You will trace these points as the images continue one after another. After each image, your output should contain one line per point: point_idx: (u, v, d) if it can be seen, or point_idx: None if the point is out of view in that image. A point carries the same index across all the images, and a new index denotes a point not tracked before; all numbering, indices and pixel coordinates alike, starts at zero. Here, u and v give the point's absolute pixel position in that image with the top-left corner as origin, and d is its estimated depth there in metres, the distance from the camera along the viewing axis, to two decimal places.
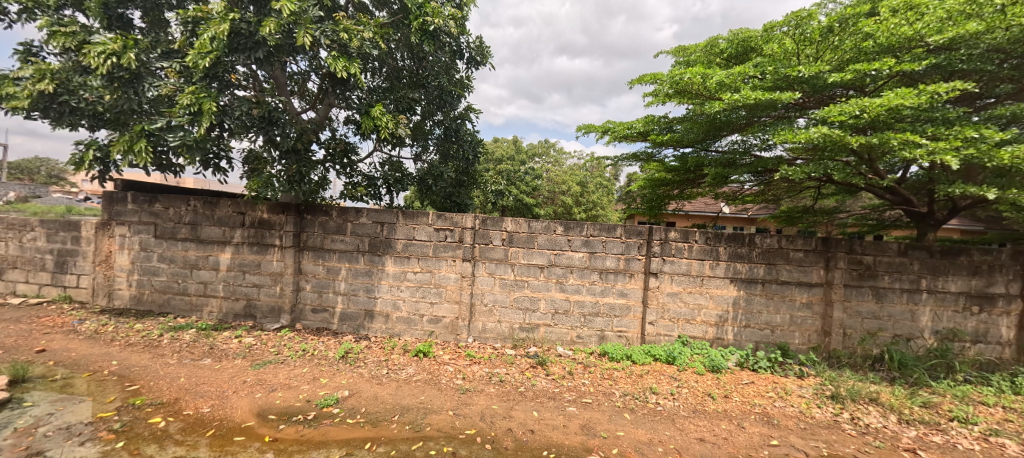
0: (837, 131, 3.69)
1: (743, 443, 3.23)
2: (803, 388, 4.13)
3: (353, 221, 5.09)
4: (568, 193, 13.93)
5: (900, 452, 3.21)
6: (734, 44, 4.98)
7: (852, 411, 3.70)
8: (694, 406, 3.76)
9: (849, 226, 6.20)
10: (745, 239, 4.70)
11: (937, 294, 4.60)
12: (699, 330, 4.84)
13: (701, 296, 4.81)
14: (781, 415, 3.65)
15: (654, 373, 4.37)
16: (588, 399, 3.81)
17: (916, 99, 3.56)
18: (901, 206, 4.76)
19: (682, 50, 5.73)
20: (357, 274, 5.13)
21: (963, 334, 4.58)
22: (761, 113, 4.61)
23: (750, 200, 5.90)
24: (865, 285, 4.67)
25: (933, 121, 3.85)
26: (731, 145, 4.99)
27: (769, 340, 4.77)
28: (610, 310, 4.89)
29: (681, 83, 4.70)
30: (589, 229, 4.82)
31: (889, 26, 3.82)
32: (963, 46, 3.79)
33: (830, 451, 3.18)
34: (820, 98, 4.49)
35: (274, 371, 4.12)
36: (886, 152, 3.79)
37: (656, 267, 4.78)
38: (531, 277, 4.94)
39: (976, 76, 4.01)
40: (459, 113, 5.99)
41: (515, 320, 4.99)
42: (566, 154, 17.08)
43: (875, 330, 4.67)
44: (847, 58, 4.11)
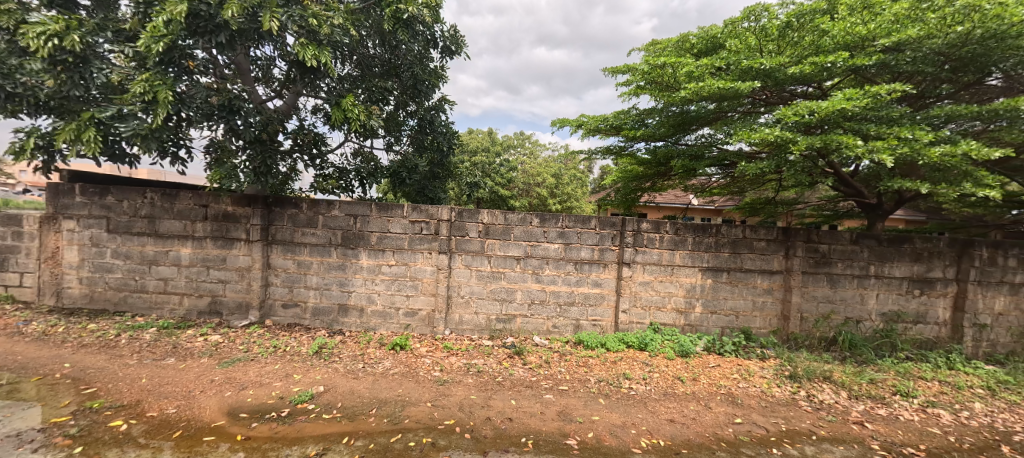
0: (787, 132, 3.95)
1: (710, 423, 3.40)
2: (765, 369, 4.39)
3: (324, 214, 4.96)
4: (543, 185, 14.16)
5: (849, 424, 3.47)
6: (703, 40, 5.21)
7: (808, 389, 3.97)
8: (665, 389, 3.93)
9: (806, 216, 6.58)
10: (712, 229, 4.91)
11: (884, 279, 4.95)
12: (669, 317, 5.02)
13: (671, 284, 4.99)
14: (745, 395, 3.87)
15: (628, 359, 4.51)
16: (564, 387, 3.91)
17: (862, 99, 3.78)
18: (852, 198, 5.10)
19: (654, 44, 5.91)
20: (330, 268, 5.02)
21: (906, 315, 4.96)
22: (728, 107, 4.79)
23: (717, 192, 6.18)
24: (820, 272, 4.97)
25: (879, 119, 4.09)
26: (699, 139, 5.22)
27: (733, 325, 5.02)
28: (584, 300, 4.99)
29: (654, 72, 4.93)
30: (563, 220, 4.90)
31: (845, 25, 4.01)
32: (908, 48, 4.04)
33: (788, 426, 3.41)
34: (781, 93, 4.75)
35: (244, 369, 4.00)
36: (833, 150, 4.01)
37: (629, 257, 4.91)
38: (507, 268, 4.97)
39: (921, 76, 4.34)
40: (434, 103, 5.91)
41: (491, 311, 5.02)
42: (541, 147, 17.33)
43: (828, 314, 4.98)
44: (805, 53, 4.32)
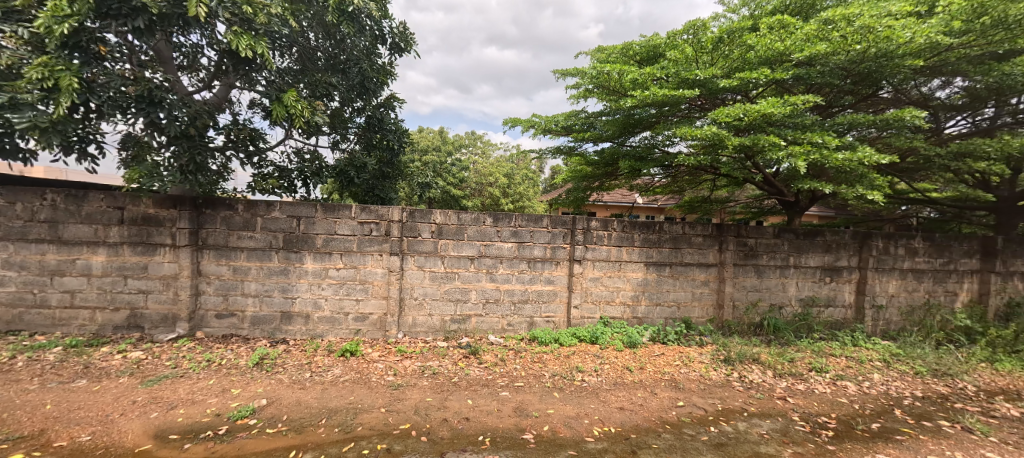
0: (722, 131, 4.26)
1: (656, 408, 3.62)
2: (703, 354, 4.74)
3: (263, 216, 4.65)
4: (495, 184, 14.23)
5: (774, 400, 3.85)
6: (645, 48, 5.54)
7: (740, 371, 4.34)
8: (615, 379, 4.13)
9: (737, 213, 7.18)
10: (655, 227, 5.22)
11: (802, 269, 5.53)
12: (618, 310, 5.26)
13: (619, 279, 5.23)
14: (686, 379, 4.16)
15: (580, 353, 4.68)
16: (519, 383, 3.98)
17: (782, 107, 4.18)
18: (775, 196, 5.65)
19: (600, 50, 6.17)
20: (271, 273, 4.72)
21: (819, 300, 5.58)
22: (669, 112, 5.12)
23: (660, 191, 6.58)
24: (749, 264, 5.44)
25: (796, 126, 4.55)
26: (642, 141, 5.51)
27: (675, 316, 5.37)
28: (538, 297, 5.10)
29: (601, 77, 5.20)
30: (516, 220, 4.97)
31: (767, 41, 4.42)
32: (819, 63, 4.53)
33: (723, 405, 3.72)
34: (714, 100, 5.15)
35: (173, 387, 3.65)
36: (760, 151, 4.42)
37: (580, 254, 5.09)
38: (461, 269, 4.95)
39: (830, 87, 4.90)
40: (382, 101, 5.74)
41: (446, 312, 4.97)
42: (492, 146, 17.39)
43: (756, 301, 5.48)
44: (735, 65, 4.72)
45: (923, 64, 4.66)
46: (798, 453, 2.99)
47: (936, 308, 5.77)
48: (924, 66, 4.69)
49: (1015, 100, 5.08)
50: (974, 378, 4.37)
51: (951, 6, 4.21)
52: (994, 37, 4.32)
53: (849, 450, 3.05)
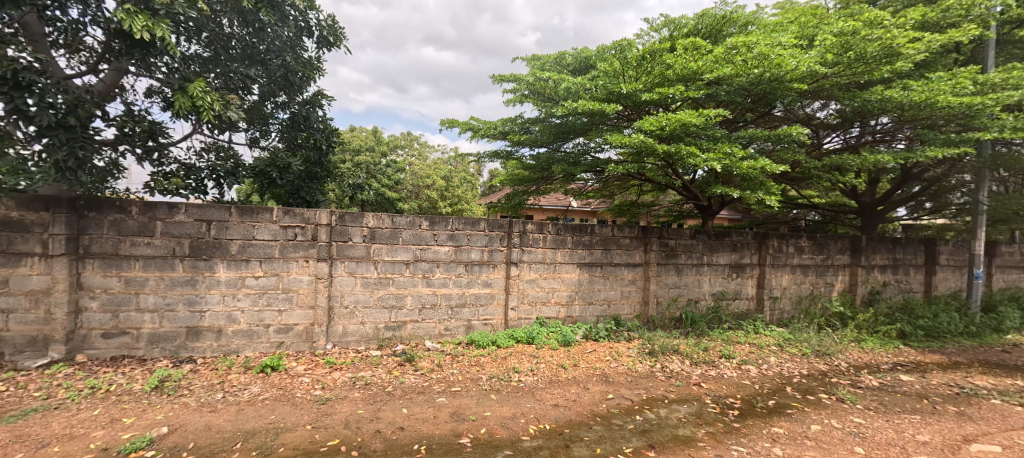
0: (649, 138, 4.56)
1: (588, 402, 3.79)
2: (630, 349, 5.06)
3: (164, 219, 4.13)
4: (432, 187, 13.96)
5: (691, 386, 4.22)
6: (577, 59, 5.94)
7: (662, 362, 4.70)
8: (550, 377, 4.25)
9: (660, 216, 7.78)
10: (587, 229, 5.47)
11: (714, 266, 6.13)
12: (553, 310, 5.43)
13: (554, 280, 5.39)
14: (615, 373, 4.41)
15: (517, 354, 4.74)
16: (456, 388, 3.93)
17: (697, 118, 4.59)
18: (691, 201, 6.19)
19: (535, 58, 6.39)
20: (175, 284, 4.19)
21: (728, 294, 6.21)
22: (599, 121, 5.42)
23: (593, 195, 6.92)
24: (670, 263, 5.91)
25: (708, 137, 5.02)
26: (576, 147, 5.74)
27: (606, 313, 5.66)
28: (475, 300, 5.08)
29: (538, 84, 5.54)
30: (454, 223, 4.93)
31: (683, 61, 4.83)
32: (725, 83, 5.03)
33: (647, 395, 4.00)
34: (639, 111, 5.54)
35: (43, 422, 3.08)
36: (680, 158, 4.81)
37: (516, 257, 5.17)
38: (395, 274, 4.78)
39: (734, 104, 5.49)
40: (308, 97, 5.39)
41: (379, 319, 4.75)
42: (429, 148, 17.10)
43: (676, 297, 5.96)
44: (655, 81, 5.11)
45: (806, 89, 5.41)
46: (711, 432, 3.30)
47: (819, 297, 6.69)
48: (806, 90, 5.44)
49: (873, 123, 6.06)
50: (844, 357, 5.16)
51: (825, 42, 4.91)
52: (858, 69, 5.07)
53: (751, 425, 3.43)
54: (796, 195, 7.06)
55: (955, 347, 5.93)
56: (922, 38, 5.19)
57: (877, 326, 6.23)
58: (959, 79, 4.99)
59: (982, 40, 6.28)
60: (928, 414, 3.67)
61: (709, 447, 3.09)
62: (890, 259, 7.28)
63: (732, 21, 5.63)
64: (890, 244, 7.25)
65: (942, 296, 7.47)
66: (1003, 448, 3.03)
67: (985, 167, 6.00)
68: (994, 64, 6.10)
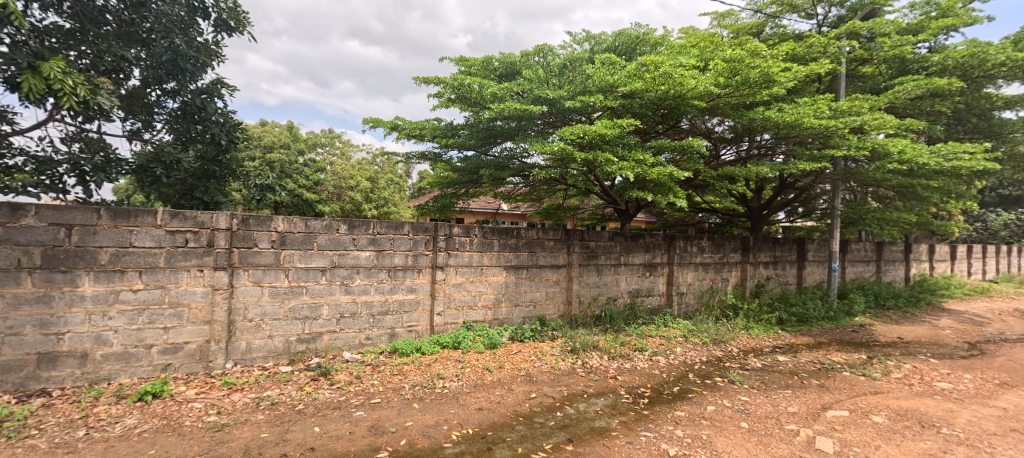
0: (569, 147, 4.74)
1: (511, 403, 3.83)
2: (554, 347, 5.22)
3: (3, 223, 3.29)
4: (356, 188, 14.57)
5: (608, 379, 4.44)
6: (505, 64, 5.96)
7: (583, 358, 4.89)
8: (475, 381, 4.24)
9: (585, 218, 8.13)
10: (513, 232, 5.58)
11: (631, 266, 6.50)
12: (480, 314, 5.43)
13: (480, 283, 5.41)
14: (539, 372, 4.52)
15: (441, 359, 4.68)
16: (376, 399, 3.75)
17: (612, 129, 4.86)
18: (611, 205, 6.52)
19: (464, 59, 6.41)
20: (19, 302, 3.34)
21: (644, 291, 6.62)
22: (525, 125, 5.51)
23: (521, 198, 7.06)
24: (592, 264, 6.17)
25: (624, 145, 5.27)
26: (504, 152, 5.80)
27: (531, 314, 5.77)
28: (399, 307, 4.93)
29: (462, 89, 5.42)
30: (375, 227, 4.75)
31: (601, 73, 5.15)
32: (637, 96, 5.35)
33: (569, 391, 4.13)
34: (563, 119, 5.72)
35: None
36: (599, 166, 5.02)
37: (442, 261, 5.13)
38: (310, 281, 4.45)
39: (647, 116, 5.85)
40: (204, 87, 5.40)
41: (290, 332, 4.36)
42: (354, 149, 17.55)
43: (597, 296, 6.23)
44: (578, 89, 5.40)
45: (703, 106, 5.86)
46: (623, 421, 3.47)
47: (717, 292, 7.35)
48: (705, 106, 5.89)
49: (758, 138, 6.77)
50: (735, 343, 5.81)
51: (717, 66, 5.37)
52: (743, 92, 5.62)
53: (658, 411, 3.66)
54: (699, 200, 7.83)
55: (819, 330, 6.89)
56: (792, 68, 5.90)
57: (762, 315, 7.10)
58: (818, 105, 5.70)
59: (833, 74, 7.70)
60: (798, 389, 4.18)
61: (622, 436, 3.21)
62: (773, 256, 8.22)
63: (644, 41, 6.15)
64: (772, 243, 8.17)
65: (810, 287, 8.60)
66: (849, 412, 3.56)
67: (839, 179, 6.97)
68: (844, 94, 7.32)
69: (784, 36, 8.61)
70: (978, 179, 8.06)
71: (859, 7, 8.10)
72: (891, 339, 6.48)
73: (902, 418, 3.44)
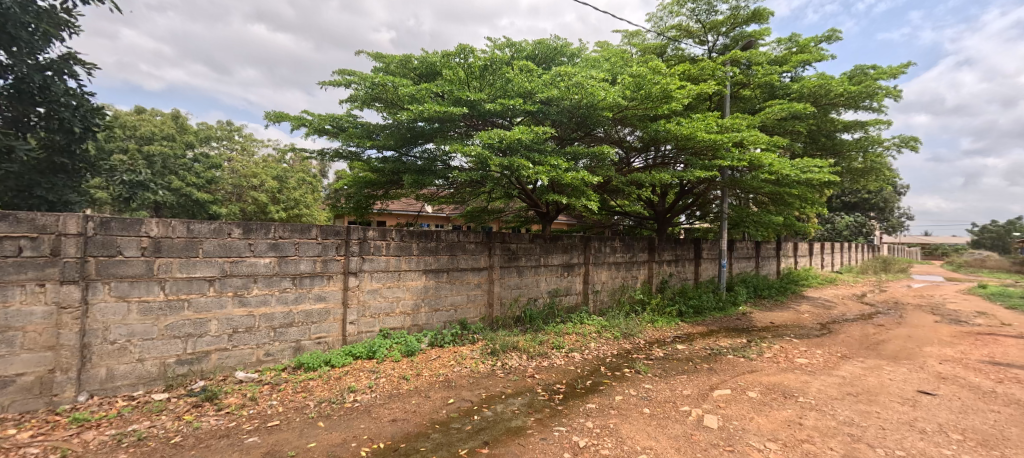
0: (486, 151, 4.76)
1: (428, 411, 3.72)
2: (474, 350, 5.19)
3: None
4: (259, 188, 13.55)
5: (526, 378, 4.52)
6: (424, 64, 5.85)
7: (503, 359, 4.93)
8: (389, 391, 4.05)
9: (508, 221, 8.27)
10: (433, 235, 5.46)
11: (550, 266, 6.72)
12: (398, 321, 5.22)
13: (398, 289, 5.20)
14: (458, 377, 4.45)
15: (353, 372, 4.40)
16: (274, 422, 3.39)
17: (529, 134, 4.99)
18: (532, 208, 6.68)
19: (381, 56, 6.19)
20: None
21: (562, 290, 6.89)
22: (445, 127, 5.42)
23: (444, 200, 6.96)
24: (512, 265, 6.27)
25: (540, 150, 5.44)
26: (425, 153, 5.66)
27: (452, 318, 5.69)
28: (306, 318, 4.54)
29: (377, 88, 5.32)
30: (276, 230, 4.33)
31: (520, 79, 5.23)
32: (553, 104, 5.55)
33: (487, 393, 4.13)
34: (485, 123, 5.76)
35: None
36: (517, 170, 5.09)
37: (356, 266, 4.84)
38: (194, 294, 3.91)
39: (564, 124, 6.11)
40: (46, 65, 6.02)
41: (168, 354, 3.79)
42: (257, 144, 16.02)
43: (517, 297, 6.34)
44: (498, 93, 5.33)
45: (613, 115, 6.25)
46: (539, 418, 3.55)
47: (628, 289, 7.91)
48: (614, 116, 6.27)
49: (662, 148, 7.37)
50: (642, 335, 6.30)
51: (626, 79, 5.79)
52: (649, 105, 6.11)
53: (571, 406, 3.81)
54: (611, 203, 8.52)
55: (711, 319, 7.75)
56: (684, 87, 6.53)
57: (665, 308, 7.79)
58: (708, 120, 6.42)
59: (721, 94, 8.80)
60: (691, 373, 4.64)
61: (536, 433, 3.29)
62: (676, 255, 9.08)
63: (562, 52, 6.46)
64: (673, 242, 9.01)
65: (705, 282, 9.63)
66: (732, 390, 4.03)
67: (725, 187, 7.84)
68: (729, 113, 8.33)
69: (683, 58, 9.56)
70: (825, 188, 9.73)
71: (739, 38, 9.27)
72: (765, 324, 7.52)
73: (770, 391, 3.99)
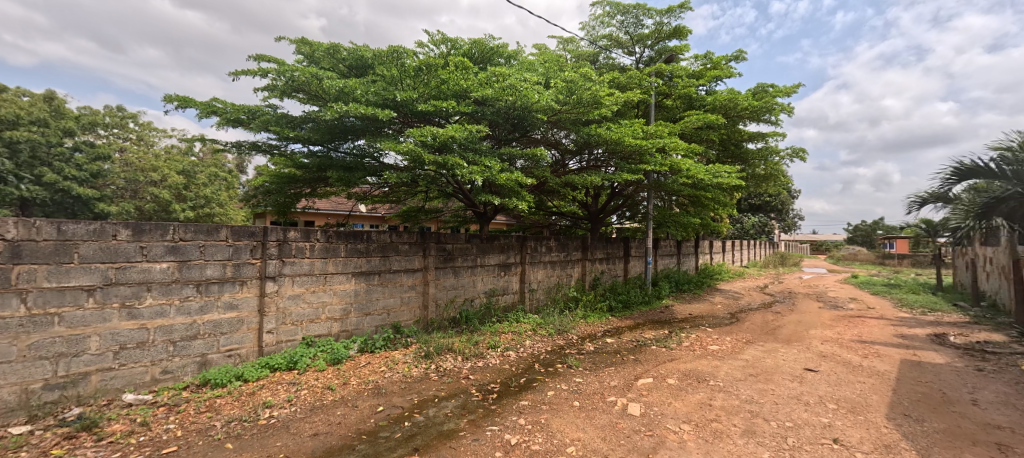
0: (418, 148, 4.63)
1: (354, 421, 3.52)
2: (406, 355, 5.02)
3: None
4: (161, 182, 12.06)
5: (460, 380, 4.46)
6: (354, 55, 5.56)
7: (437, 362, 4.82)
8: (311, 404, 3.78)
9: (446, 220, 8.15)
10: (363, 236, 5.19)
11: (487, 266, 6.72)
12: (323, 327, 4.90)
13: (324, 293, 4.88)
14: (389, 383, 4.28)
15: (270, 385, 4.05)
16: (171, 448, 3.01)
17: (462, 133, 4.93)
18: (469, 207, 6.62)
19: (305, 42, 5.78)
20: None
21: (498, 290, 6.91)
22: (375, 125, 5.20)
23: (377, 200, 6.68)
24: (448, 266, 6.16)
25: (475, 150, 5.41)
26: (354, 149, 5.39)
27: (384, 323, 5.46)
28: (214, 329, 4.09)
29: (296, 80, 4.97)
30: (177, 231, 3.86)
31: (455, 78, 5.14)
32: (489, 105, 5.55)
33: (419, 398, 4.01)
34: (419, 120, 5.61)
35: None
36: (451, 169, 5.00)
37: (274, 270, 4.45)
38: (68, 307, 3.36)
39: (500, 125, 6.13)
40: None
41: (31, 378, 3.21)
42: (159, 135, 14.28)
43: (453, 298, 6.25)
44: (432, 93, 5.25)
45: (548, 118, 6.37)
46: (471, 420, 3.52)
47: (562, 287, 8.14)
48: (549, 119, 6.40)
49: (594, 152, 7.68)
50: (575, 331, 6.51)
51: (559, 83, 5.92)
52: (582, 109, 6.31)
53: (504, 404, 3.82)
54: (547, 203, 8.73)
55: (637, 313, 8.23)
56: (613, 94, 6.83)
57: (597, 304, 8.13)
58: (635, 127, 6.80)
59: (646, 103, 9.46)
60: (619, 365, 4.87)
61: (468, 434, 3.25)
62: (607, 253, 9.53)
63: (499, 54, 6.41)
64: (605, 241, 9.45)
65: (633, 278, 10.21)
66: (653, 378, 4.30)
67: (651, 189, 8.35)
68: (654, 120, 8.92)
69: (613, 66, 10.06)
70: (735, 191, 10.77)
71: (663, 51, 9.92)
72: (686, 316, 8.14)
73: (686, 377, 4.31)
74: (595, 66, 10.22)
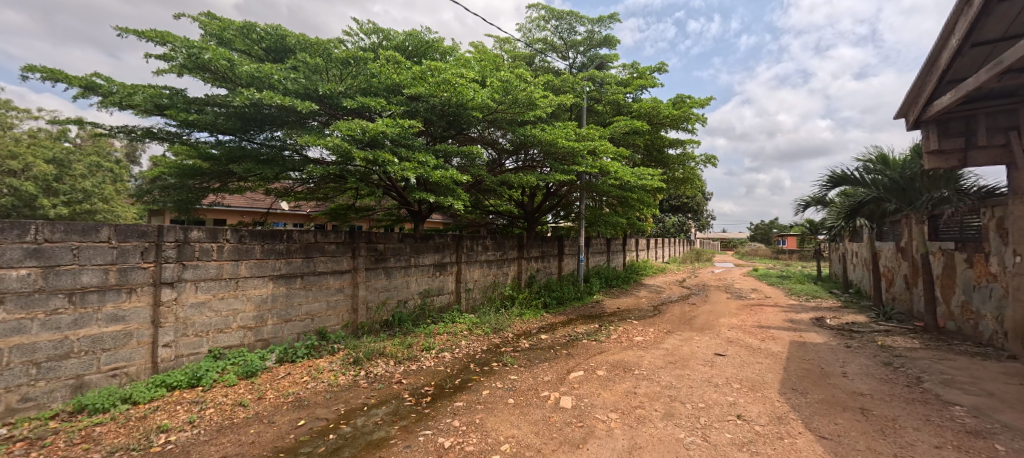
0: (344, 143, 4.37)
1: (270, 439, 3.20)
2: (332, 362, 4.70)
3: None
4: (25, 174, 10.20)
5: (392, 385, 4.26)
6: (271, 36, 5.07)
7: (366, 368, 4.57)
8: (218, 423, 3.38)
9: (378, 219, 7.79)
10: (282, 236, 4.77)
11: (421, 266, 6.52)
12: (234, 337, 4.42)
13: (235, 300, 4.41)
14: (311, 394, 3.96)
15: (167, 406, 3.56)
16: None
17: (393, 128, 4.72)
18: (402, 206, 6.37)
19: (212, 18, 5.15)
20: None
21: (433, 290, 6.74)
22: (290, 116, 4.81)
23: (302, 197, 6.19)
24: (379, 267, 5.88)
25: (408, 146, 5.21)
26: (270, 140, 4.96)
27: (307, 329, 5.06)
28: (94, 346, 3.50)
29: (198, 58, 4.40)
30: (40, 231, 3.25)
31: (386, 71, 4.92)
32: (423, 101, 5.41)
33: (346, 408, 3.76)
34: (347, 113, 5.29)
35: None
36: (381, 166, 4.77)
37: (173, 275, 3.92)
38: None
39: (435, 122, 5.97)
40: None
41: None
42: (22, 117, 12.05)
43: (385, 299, 5.98)
44: (361, 86, 5.01)
45: (484, 117, 6.34)
46: (403, 426, 3.37)
47: (499, 285, 8.16)
48: (485, 118, 6.37)
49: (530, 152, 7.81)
50: (511, 329, 6.54)
51: (495, 82, 5.90)
52: (517, 109, 6.34)
53: (438, 407, 3.72)
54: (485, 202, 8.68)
55: (570, 309, 8.50)
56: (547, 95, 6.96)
57: (532, 301, 8.25)
58: (568, 129, 7.01)
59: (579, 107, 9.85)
60: (553, 360, 4.98)
61: (398, 442, 3.11)
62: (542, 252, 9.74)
63: (434, 49, 6.16)
64: (540, 240, 9.64)
65: (567, 275, 10.53)
66: (585, 371, 4.45)
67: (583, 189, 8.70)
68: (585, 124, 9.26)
69: (548, 69, 10.29)
70: (658, 192, 11.55)
71: (594, 58, 10.30)
72: (615, 310, 8.57)
73: (615, 368, 4.52)
74: (531, 68, 10.35)
